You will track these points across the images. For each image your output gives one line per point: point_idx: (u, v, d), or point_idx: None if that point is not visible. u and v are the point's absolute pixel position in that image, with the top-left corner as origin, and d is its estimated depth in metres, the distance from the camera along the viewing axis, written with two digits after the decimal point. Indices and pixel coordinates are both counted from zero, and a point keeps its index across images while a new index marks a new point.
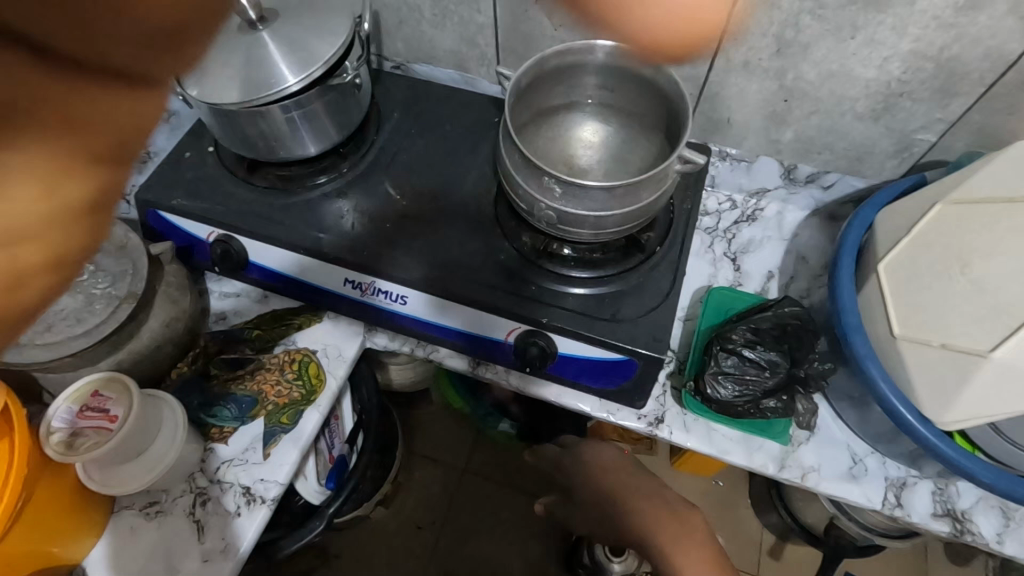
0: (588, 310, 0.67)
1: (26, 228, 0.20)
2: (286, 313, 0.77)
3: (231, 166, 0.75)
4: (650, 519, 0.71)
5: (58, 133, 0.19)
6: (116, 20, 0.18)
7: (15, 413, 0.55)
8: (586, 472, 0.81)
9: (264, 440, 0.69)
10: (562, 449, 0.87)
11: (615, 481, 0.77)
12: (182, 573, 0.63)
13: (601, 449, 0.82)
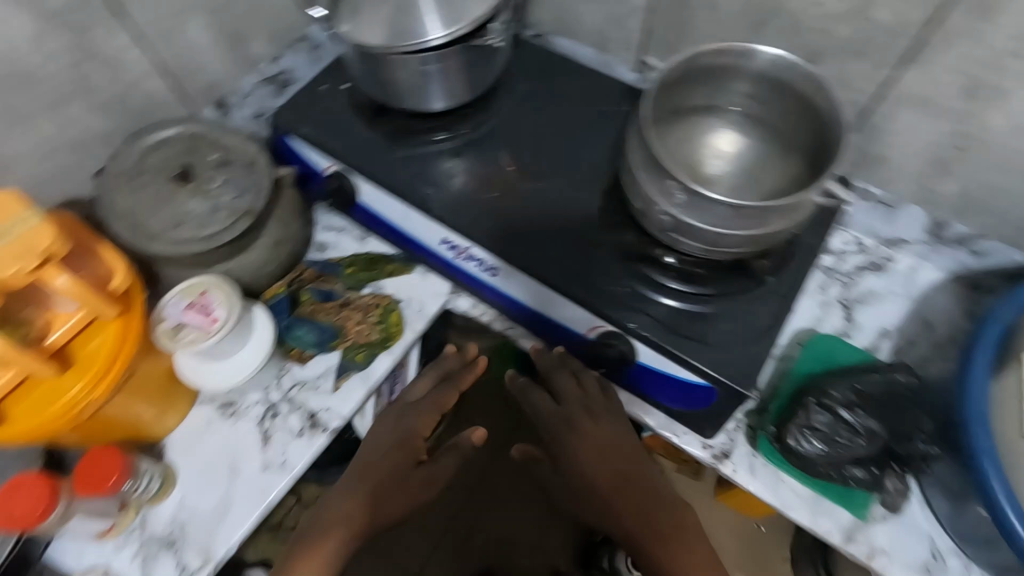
0: (677, 325, 0.64)
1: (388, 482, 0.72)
2: (379, 258, 0.79)
3: (361, 107, 0.78)
4: (656, 530, 0.67)
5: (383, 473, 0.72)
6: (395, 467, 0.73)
7: (135, 298, 0.59)
8: (586, 461, 0.71)
9: (338, 371, 0.73)
10: (555, 403, 0.73)
11: (625, 482, 0.70)
12: (243, 475, 0.68)
13: (598, 418, 0.70)
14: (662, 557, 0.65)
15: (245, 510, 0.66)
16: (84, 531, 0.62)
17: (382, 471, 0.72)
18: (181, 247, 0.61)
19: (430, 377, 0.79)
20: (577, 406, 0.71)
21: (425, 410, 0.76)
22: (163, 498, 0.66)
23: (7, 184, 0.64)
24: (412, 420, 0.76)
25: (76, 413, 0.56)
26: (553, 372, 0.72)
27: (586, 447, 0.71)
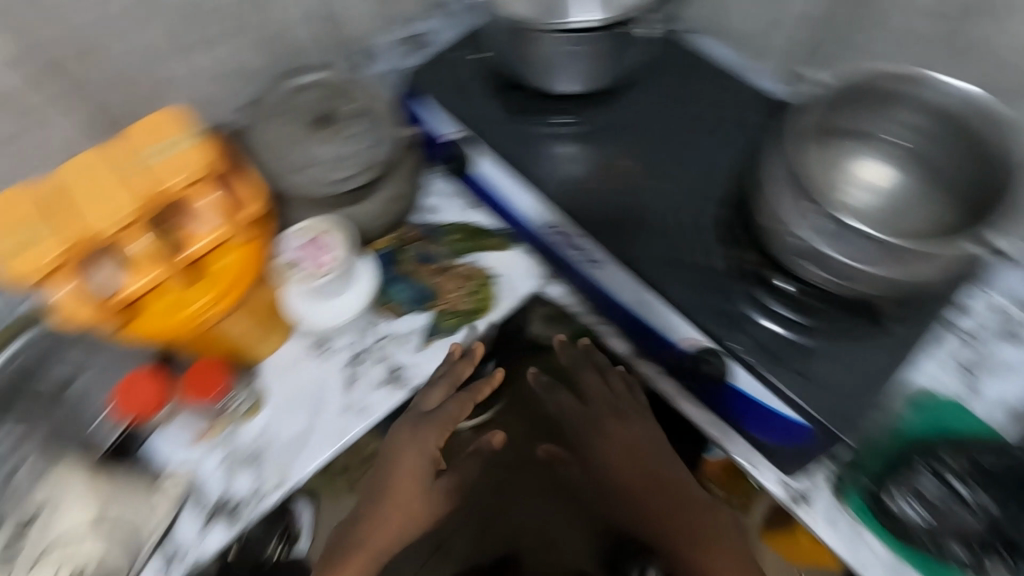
0: (777, 350, 0.63)
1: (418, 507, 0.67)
2: (482, 231, 0.79)
3: (495, 81, 0.79)
4: (693, 542, 0.63)
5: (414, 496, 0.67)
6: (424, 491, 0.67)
7: (262, 227, 0.61)
8: (613, 468, 0.67)
9: (427, 332, 0.74)
10: (584, 403, 0.71)
11: (659, 490, 0.66)
12: (324, 413, 0.70)
13: (625, 423, 0.69)
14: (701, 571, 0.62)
15: (322, 445, 0.69)
16: (182, 433, 0.67)
17: (409, 496, 0.67)
18: (313, 187, 0.64)
19: (444, 385, 0.71)
20: (603, 407, 0.70)
21: (442, 423, 0.69)
22: (252, 416, 0.69)
23: (165, 103, 0.68)
24: (421, 437, 0.69)
25: (196, 319, 0.60)
26: (580, 368, 0.72)
27: (614, 452, 0.68)
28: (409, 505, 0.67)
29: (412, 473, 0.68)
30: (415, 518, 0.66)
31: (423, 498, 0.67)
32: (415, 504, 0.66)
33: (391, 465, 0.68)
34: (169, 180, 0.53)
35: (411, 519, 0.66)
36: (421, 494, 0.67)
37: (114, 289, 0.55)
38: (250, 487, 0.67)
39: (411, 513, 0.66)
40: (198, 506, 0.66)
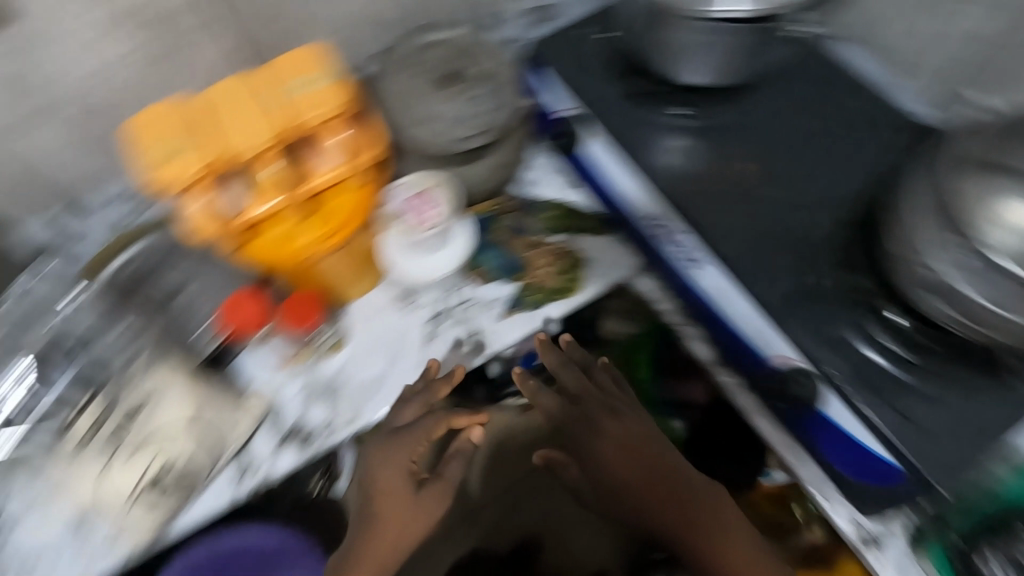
0: (877, 386, 0.59)
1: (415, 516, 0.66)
2: (578, 213, 0.78)
3: (618, 59, 0.77)
4: (709, 530, 0.62)
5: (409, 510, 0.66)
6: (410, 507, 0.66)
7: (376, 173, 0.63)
8: (614, 465, 0.66)
9: (507, 303, 0.73)
10: (572, 406, 0.69)
11: (665, 484, 0.64)
12: (400, 364, 0.72)
13: (616, 416, 0.67)
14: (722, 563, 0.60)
15: (394, 393, 0.71)
16: (271, 354, 0.70)
17: (399, 509, 0.66)
18: (433, 144, 0.65)
19: (418, 403, 0.68)
20: (595, 403, 0.68)
21: (415, 437, 0.67)
22: (337, 351, 0.72)
23: (302, 40, 0.70)
24: (404, 448, 0.66)
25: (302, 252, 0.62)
26: (566, 366, 0.70)
27: (609, 448, 0.67)
28: (404, 513, 0.66)
29: (402, 504, 0.66)
30: (420, 526, 0.66)
31: (419, 501, 0.67)
32: (412, 511, 0.66)
33: (370, 480, 0.66)
34: (309, 113, 0.55)
35: (411, 526, 0.66)
36: (413, 503, 0.66)
37: (239, 209, 0.57)
38: (323, 420, 0.69)
39: (399, 535, 0.65)
40: (274, 428, 0.68)
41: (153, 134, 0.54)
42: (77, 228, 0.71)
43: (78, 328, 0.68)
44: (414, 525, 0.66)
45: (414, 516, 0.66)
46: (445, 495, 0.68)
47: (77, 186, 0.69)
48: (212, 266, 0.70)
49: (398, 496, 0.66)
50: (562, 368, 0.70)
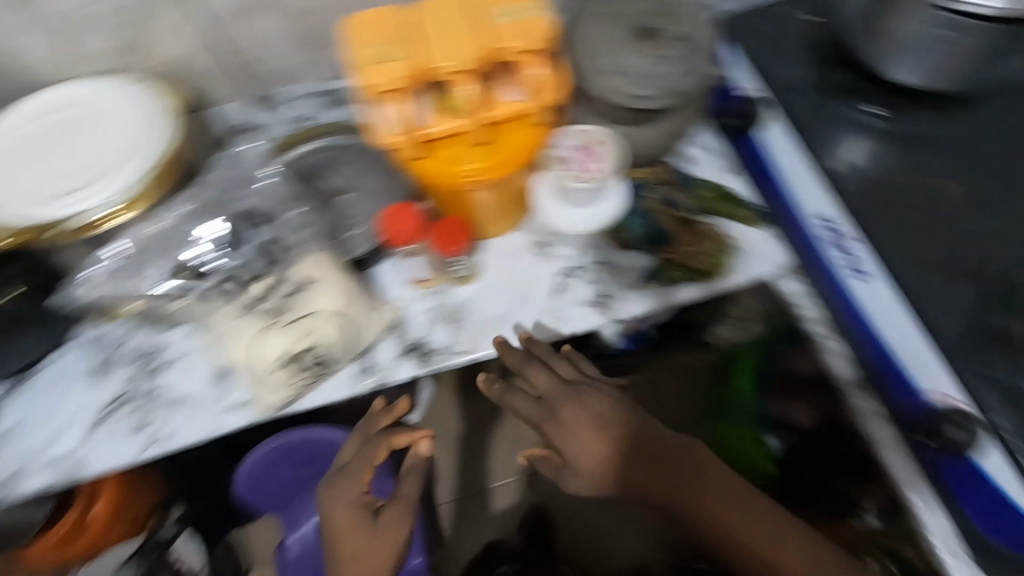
0: None
1: (372, 548, 0.66)
2: (734, 198, 0.73)
3: (819, 52, 0.79)
4: (705, 499, 0.67)
5: (374, 534, 0.66)
6: (366, 537, 0.66)
7: (553, 111, 0.60)
8: (597, 449, 0.70)
9: (643, 273, 0.72)
10: (541, 402, 0.73)
11: (653, 461, 0.70)
12: (527, 308, 0.73)
13: (581, 399, 0.72)
14: (731, 528, 0.66)
15: (517, 333, 0.72)
16: (409, 272, 0.74)
17: (360, 544, 0.66)
18: (618, 95, 0.63)
19: (359, 440, 0.73)
20: (559, 395, 0.72)
21: (359, 463, 0.70)
22: (466, 284, 0.74)
23: None
24: (351, 479, 0.69)
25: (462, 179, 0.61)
26: (528, 365, 0.71)
27: (578, 436, 0.70)
28: (362, 541, 0.66)
29: (355, 540, 0.66)
30: (380, 559, 0.66)
31: (377, 521, 0.67)
32: (377, 539, 0.66)
33: (325, 522, 0.68)
34: (506, 43, 0.55)
35: (370, 567, 0.65)
36: (364, 531, 0.66)
37: (421, 123, 0.57)
38: (444, 342, 0.72)
39: (362, 565, 0.65)
40: (397, 340, 0.71)
41: (358, 41, 0.56)
42: (268, 115, 0.77)
43: (261, 206, 0.69)
44: (371, 560, 0.65)
45: (376, 546, 0.66)
46: (401, 511, 0.68)
47: (279, 77, 0.75)
48: (381, 176, 0.75)
49: (350, 532, 0.66)
50: (530, 367, 0.71)
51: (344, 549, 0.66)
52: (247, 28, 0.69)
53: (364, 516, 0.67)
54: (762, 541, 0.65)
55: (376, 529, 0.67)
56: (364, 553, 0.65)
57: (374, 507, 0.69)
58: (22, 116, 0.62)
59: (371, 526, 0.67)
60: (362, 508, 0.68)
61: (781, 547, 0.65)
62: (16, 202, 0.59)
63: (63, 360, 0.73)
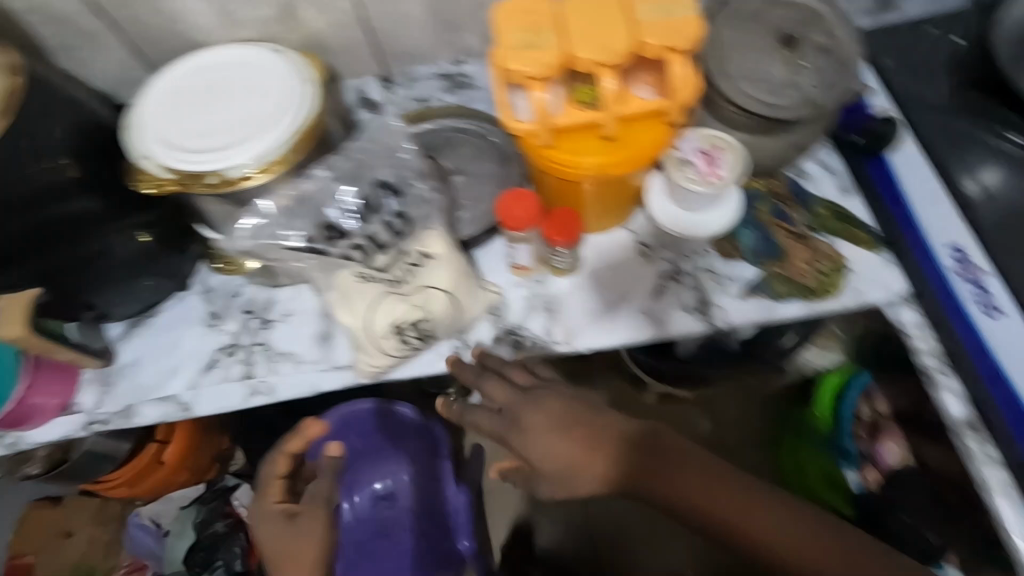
0: None
1: (295, 545, 0.71)
2: (853, 218, 0.72)
3: (957, 73, 0.76)
4: (699, 489, 0.61)
5: (298, 529, 0.71)
6: (288, 535, 0.71)
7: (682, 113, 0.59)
8: (563, 455, 0.63)
9: (750, 286, 0.71)
10: (501, 413, 0.67)
11: (626, 463, 0.63)
12: (626, 306, 0.73)
13: (540, 405, 0.65)
14: (732, 521, 0.60)
15: (612, 330, 0.72)
16: (508, 257, 0.74)
17: (289, 543, 0.71)
18: (760, 104, 0.62)
19: (278, 456, 0.79)
20: (518, 403, 0.66)
21: (268, 482, 0.78)
22: (563, 276, 0.75)
23: None
24: (268, 495, 0.76)
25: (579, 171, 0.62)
26: (484, 378, 0.68)
27: (541, 442, 0.64)
28: (285, 539, 0.71)
29: (278, 542, 0.71)
30: (305, 552, 0.70)
31: (282, 532, 0.72)
32: (298, 542, 0.71)
33: (257, 524, 0.74)
34: (651, 38, 0.55)
35: (299, 552, 0.70)
36: (279, 533, 0.72)
37: (550, 112, 0.59)
38: (541, 332, 0.73)
39: (290, 559, 0.70)
40: (495, 324, 0.73)
41: (507, 31, 0.57)
42: (393, 94, 0.79)
43: (395, 177, 0.68)
44: (297, 550, 0.70)
45: (296, 546, 0.71)
46: (319, 512, 0.73)
47: (406, 59, 0.76)
48: (494, 163, 0.78)
49: (269, 534, 0.72)
50: (489, 377, 0.67)
51: (276, 543, 0.71)
52: (391, 14, 0.69)
53: (284, 517, 0.73)
54: (766, 533, 0.59)
55: (288, 535, 0.71)
56: (290, 549, 0.70)
57: (293, 511, 0.74)
58: (182, 76, 0.65)
59: (293, 520, 0.72)
60: (282, 513, 0.73)
61: (789, 536, 0.58)
62: (170, 152, 0.60)
63: (182, 304, 0.79)
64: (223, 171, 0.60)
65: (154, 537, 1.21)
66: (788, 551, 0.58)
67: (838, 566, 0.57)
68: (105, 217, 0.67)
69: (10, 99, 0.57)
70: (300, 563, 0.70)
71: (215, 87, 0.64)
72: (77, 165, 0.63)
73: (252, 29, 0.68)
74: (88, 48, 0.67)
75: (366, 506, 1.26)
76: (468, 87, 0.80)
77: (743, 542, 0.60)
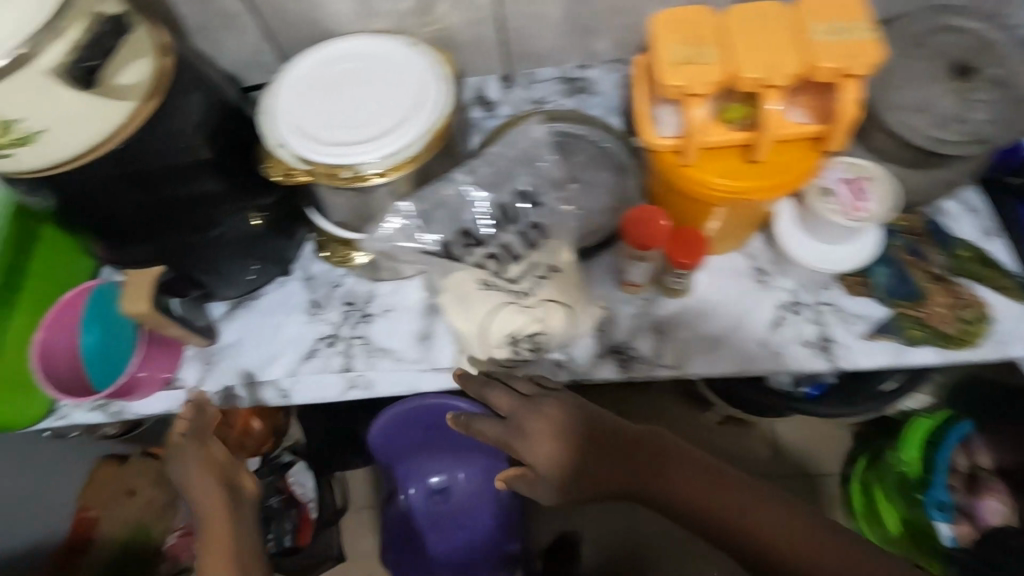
0: None
1: (201, 477, 0.66)
2: (996, 263, 0.67)
3: None
4: (695, 484, 0.59)
5: (202, 452, 0.68)
6: (205, 481, 0.66)
7: (844, 132, 0.54)
8: (566, 456, 0.59)
9: (878, 325, 0.67)
10: (504, 423, 0.62)
11: (627, 464, 0.60)
12: (739, 336, 0.70)
13: (541, 410, 0.61)
14: (736, 521, 0.56)
15: (726, 358, 0.69)
16: (620, 272, 0.71)
17: (212, 507, 0.65)
18: (924, 138, 0.58)
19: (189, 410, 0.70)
20: (519, 409, 0.62)
21: (194, 435, 0.69)
22: (675, 296, 0.72)
23: None
24: (189, 450, 0.67)
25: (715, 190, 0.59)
26: (490, 389, 0.63)
27: (546, 449, 0.60)
28: (207, 483, 0.66)
29: (195, 472, 0.67)
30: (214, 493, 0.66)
31: (193, 481, 0.66)
32: (200, 490, 0.66)
33: (185, 482, 0.66)
34: (826, 62, 0.52)
35: (214, 473, 0.67)
36: (198, 476, 0.66)
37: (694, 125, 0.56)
38: (649, 352, 0.70)
39: (209, 519, 0.65)
40: (601, 340, 0.71)
41: (666, 43, 0.54)
42: (511, 93, 0.77)
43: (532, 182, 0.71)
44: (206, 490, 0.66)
45: (206, 489, 0.66)
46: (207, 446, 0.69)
47: (530, 59, 0.74)
48: (609, 172, 0.75)
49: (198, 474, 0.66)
50: (493, 386, 0.63)
51: (210, 492, 0.66)
52: (528, 13, 0.67)
53: (198, 449, 0.68)
54: (771, 534, 0.55)
55: (202, 477, 0.66)
56: (206, 496, 0.66)
57: (200, 437, 0.69)
58: (316, 65, 0.64)
59: (184, 446, 0.67)
60: (190, 441, 0.68)
61: (797, 538, 0.55)
62: (306, 143, 0.60)
63: (284, 289, 0.79)
64: (359, 167, 0.59)
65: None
66: (796, 551, 0.54)
67: (838, 564, 0.54)
68: (226, 198, 0.64)
69: (158, 87, 0.54)
70: (218, 547, 0.63)
71: (348, 78, 0.64)
72: (207, 147, 0.60)
73: (387, 21, 0.67)
74: (224, 30, 0.67)
75: (421, 500, 1.23)
76: (588, 92, 0.77)
77: (747, 541, 0.56)
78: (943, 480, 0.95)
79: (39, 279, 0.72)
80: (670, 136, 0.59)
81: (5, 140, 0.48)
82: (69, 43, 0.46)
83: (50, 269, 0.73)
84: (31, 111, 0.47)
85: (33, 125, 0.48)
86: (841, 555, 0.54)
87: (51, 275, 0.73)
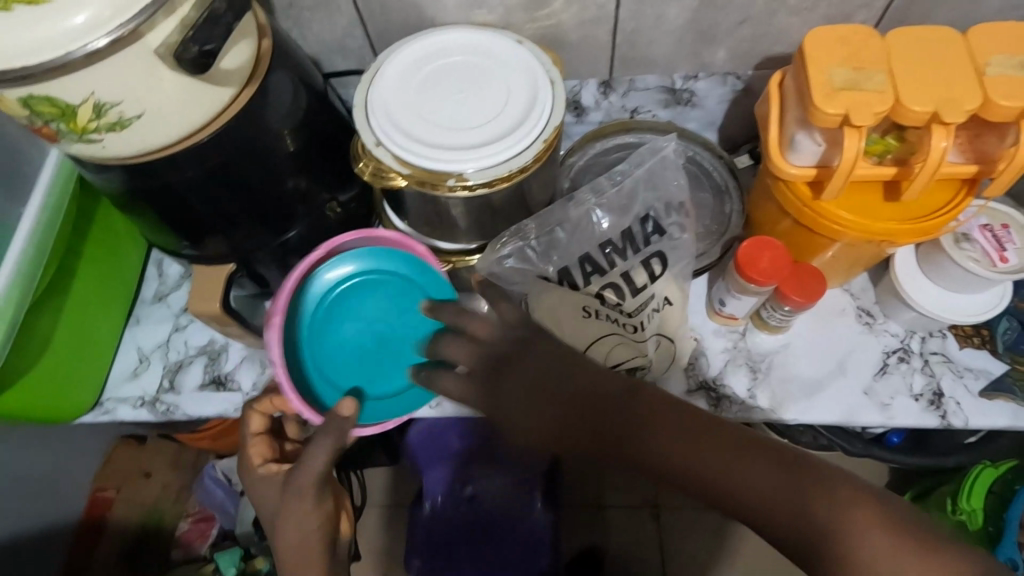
0: None
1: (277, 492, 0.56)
2: None
3: None
4: (680, 445, 0.44)
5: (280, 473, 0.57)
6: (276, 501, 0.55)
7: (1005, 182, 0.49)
8: (547, 423, 0.48)
9: (994, 382, 0.63)
10: (469, 377, 0.52)
11: (623, 425, 0.46)
12: (842, 380, 0.65)
13: (515, 368, 0.50)
14: (725, 481, 0.43)
15: (829, 406, 0.64)
16: (717, 302, 0.66)
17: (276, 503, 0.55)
18: None
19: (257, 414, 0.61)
20: (484, 367, 0.51)
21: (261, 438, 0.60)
22: (770, 333, 0.67)
23: None
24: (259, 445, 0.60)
25: (835, 227, 0.55)
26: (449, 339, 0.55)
27: (522, 404, 0.49)
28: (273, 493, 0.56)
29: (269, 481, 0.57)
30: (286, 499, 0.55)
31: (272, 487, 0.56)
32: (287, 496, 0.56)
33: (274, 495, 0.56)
34: (1005, 99, 0.46)
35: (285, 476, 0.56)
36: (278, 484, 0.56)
37: (832, 152, 0.52)
38: (742, 391, 0.65)
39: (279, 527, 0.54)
40: (692, 374, 0.66)
41: (824, 65, 0.49)
42: (607, 101, 0.72)
43: None
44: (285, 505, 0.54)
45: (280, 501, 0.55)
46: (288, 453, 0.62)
47: (636, 65, 0.69)
48: (708, 194, 0.71)
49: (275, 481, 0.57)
50: (446, 340, 0.55)
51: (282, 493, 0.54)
52: (648, 17, 0.62)
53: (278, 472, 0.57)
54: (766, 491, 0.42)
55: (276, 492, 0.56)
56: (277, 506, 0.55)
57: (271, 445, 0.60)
58: (419, 56, 0.59)
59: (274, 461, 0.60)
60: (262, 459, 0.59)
61: (828, 522, 0.40)
62: (406, 142, 0.55)
63: None
64: (463, 175, 0.54)
65: (227, 494, 1.02)
66: (822, 541, 0.40)
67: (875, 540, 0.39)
68: (307, 197, 0.59)
69: (255, 73, 0.49)
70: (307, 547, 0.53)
71: (453, 74, 0.58)
72: (295, 139, 0.54)
73: (494, 13, 0.62)
74: (316, 11, 0.62)
75: (447, 504, 1.03)
76: (689, 104, 0.72)
77: (766, 528, 0.42)
78: (1013, 537, 0.83)
79: (98, 263, 0.66)
80: (804, 166, 0.54)
81: (95, 125, 0.43)
82: (180, 20, 0.41)
83: (105, 254, 0.67)
84: (132, 95, 0.42)
85: (129, 109, 0.42)
86: (884, 533, 0.39)
87: (105, 260, 0.67)
